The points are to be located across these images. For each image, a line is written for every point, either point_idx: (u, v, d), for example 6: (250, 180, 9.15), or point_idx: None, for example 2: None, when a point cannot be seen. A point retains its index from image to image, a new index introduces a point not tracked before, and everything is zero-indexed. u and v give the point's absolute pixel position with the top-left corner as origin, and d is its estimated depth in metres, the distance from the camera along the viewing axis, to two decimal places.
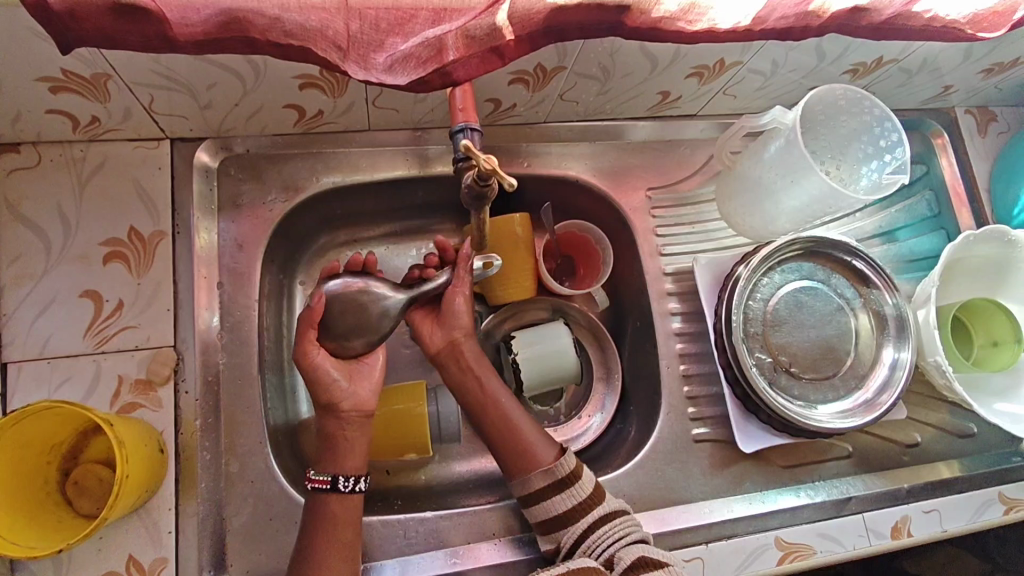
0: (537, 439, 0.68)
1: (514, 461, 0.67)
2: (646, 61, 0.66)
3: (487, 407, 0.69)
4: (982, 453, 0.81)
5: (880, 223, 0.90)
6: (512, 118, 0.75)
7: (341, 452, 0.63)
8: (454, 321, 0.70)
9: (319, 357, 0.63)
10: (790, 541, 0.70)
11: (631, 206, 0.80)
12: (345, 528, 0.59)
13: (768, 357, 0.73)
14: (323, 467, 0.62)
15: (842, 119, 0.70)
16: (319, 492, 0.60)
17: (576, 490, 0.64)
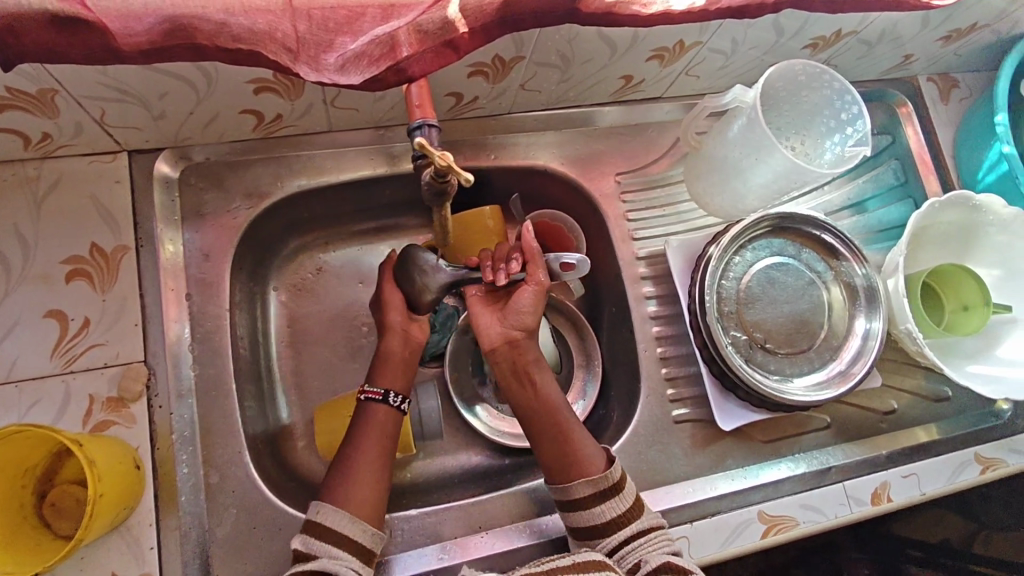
0: (586, 446, 0.65)
1: (558, 465, 0.65)
2: (605, 46, 0.66)
3: (539, 412, 0.68)
4: (958, 416, 0.82)
5: (848, 195, 0.90)
6: (475, 111, 0.75)
7: (394, 368, 0.69)
8: (520, 317, 0.69)
9: (393, 296, 0.71)
10: (773, 514, 0.72)
11: (600, 192, 0.80)
12: (386, 437, 0.65)
13: (744, 334, 0.74)
14: (375, 381, 0.68)
15: (803, 94, 0.70)
16: (370, 401, 0.66)
17: (619, 500, 0.62)
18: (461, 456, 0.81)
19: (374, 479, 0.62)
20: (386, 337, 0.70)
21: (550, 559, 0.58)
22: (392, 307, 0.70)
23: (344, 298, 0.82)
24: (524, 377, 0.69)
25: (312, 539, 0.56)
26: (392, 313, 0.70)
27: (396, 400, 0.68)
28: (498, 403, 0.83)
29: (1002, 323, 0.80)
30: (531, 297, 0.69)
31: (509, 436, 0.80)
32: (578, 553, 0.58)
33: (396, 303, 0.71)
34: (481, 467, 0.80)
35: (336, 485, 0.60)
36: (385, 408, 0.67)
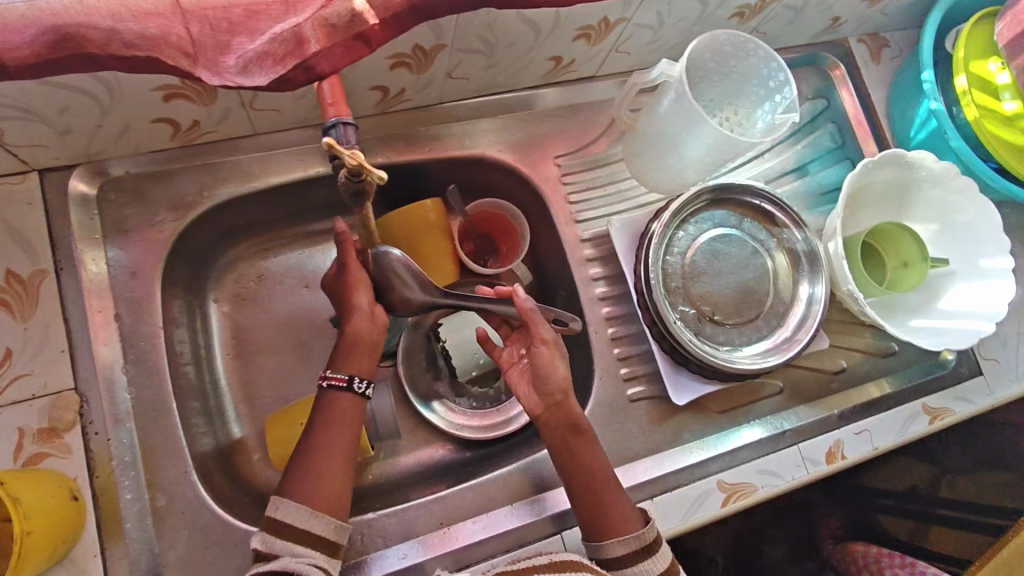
0: (623, 505, 0.63)
1: (590, 519, 0.63)
2: (527, 28, 0.65)
3: (579, 468, 0.65)
4: (905, 369, 0.85)
5: (788, 161, 0.91)
6: (405, 103, 0.73)
7: (362, 352, 0.64)
8: (548, 381, 0.66)
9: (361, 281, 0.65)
10: (732, 482, 0.73)
11: (541, 177, 0.80)
12: (350, 424, 0.61)
13: (691, 309, 0.74)
14: (339, 365, 0.63)
15: (732, 64, 0.70)
16: (334, 388, 0.62)
17: (654, 562, 0.61)
18: (422, 453, 0.80)
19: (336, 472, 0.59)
20: (355, 319, 0.64)
21: (530, 558, 0.60)
22: (359, 288, 0.65)
23: (290, 304, 0.80)
24: (566, 432, 0.66)
25: (273, 539, 0.54)
26: (357, 297, 0.64)
27: (362, 386, 0.63)
28: (454, 397, 0.82)
29: (941, 276, 0.82)
30: (550, 356, 0.67)
31: (469, 429, 0.80)
32: (557, 553, 0.60)
33: (361, 288, 0.65)
34: (442, 462, 0.80)
35: (293, 481, 0.57)
36: (350, 395, 0.62)
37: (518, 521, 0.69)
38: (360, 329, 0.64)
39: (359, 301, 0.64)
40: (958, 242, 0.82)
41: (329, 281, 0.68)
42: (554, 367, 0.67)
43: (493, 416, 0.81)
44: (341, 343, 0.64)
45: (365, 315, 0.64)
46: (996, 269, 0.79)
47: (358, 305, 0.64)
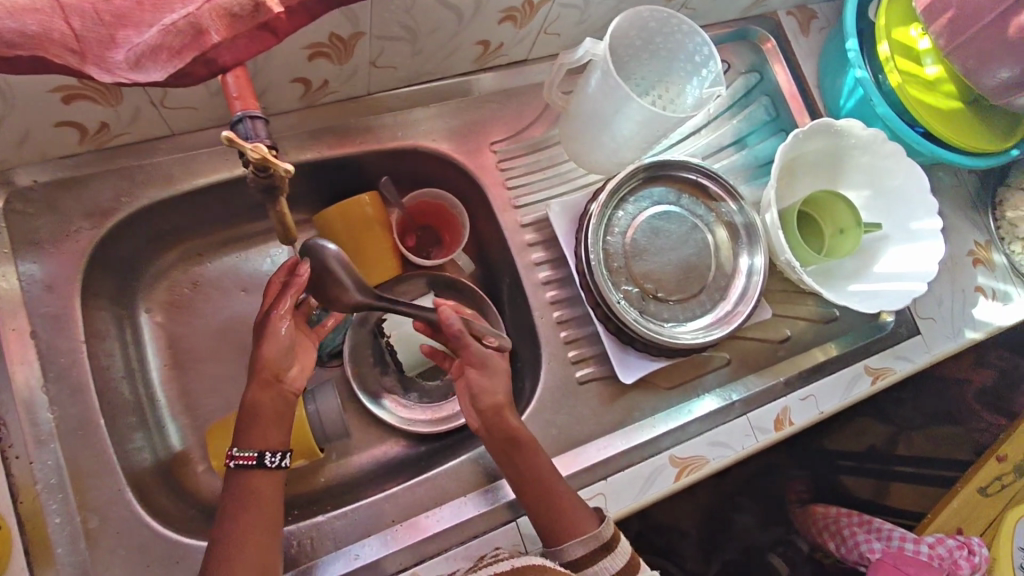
0: (574, 503, 0.63)
1: (548, 525, 0.62)
2: (448, 12, 0.64)
3: (531, 478, 0.64)
4: (846, 333, 0.87)
5: (727, 135, 0.92)
6: (331, 95, 0.71)
7: (267, 427, 0.60)
8: (484, 396, 0.67)
9: (279, 329, 0.62)
10: (683, 456, 0.73)
11: (477, 164, 0.78)
12: (266, 503, 0.58)
13: (634, 287, 0.74)
14: (245, 443, 0.59)
15: (658, 41, 0.70)
16: (242, 467, 0.58)
17: (613, 560, 0.60)
18: (375, 450, 0.79)
19: (256, 551, 0.55)
20: (257, 391, 0.60)
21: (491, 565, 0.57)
22: (270, 341, 0.61)
23: (227, 310, 0.77)
24: (513, 445, 0.65)
25: None
26: (270, 353, 0.61)
27: (275, 458, 0.59)
28: (406, 392, 0.81)
29: (876, 241, 0.84)
30: (489, 372, 0.68)
31: (422, 424, 0.79)
32: (519, 557, 0.57)
33: (275, 344, 0.61)
34: (396, 459, 0.79)
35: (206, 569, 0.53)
36: (262, 470, 0.58)
37: (472, 512, 0.68)
38: (265, 400, 0.60)
39: (268, 365, 0.61)
40: (889, 207, 0.84)
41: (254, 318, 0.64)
42: (496, 384, 0.68)
43: (443, 408, 0.80)
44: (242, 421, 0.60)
45: (271, 383, 0.61)
46: (925, 230, 0.81)
47: (267, 368, 0.61)
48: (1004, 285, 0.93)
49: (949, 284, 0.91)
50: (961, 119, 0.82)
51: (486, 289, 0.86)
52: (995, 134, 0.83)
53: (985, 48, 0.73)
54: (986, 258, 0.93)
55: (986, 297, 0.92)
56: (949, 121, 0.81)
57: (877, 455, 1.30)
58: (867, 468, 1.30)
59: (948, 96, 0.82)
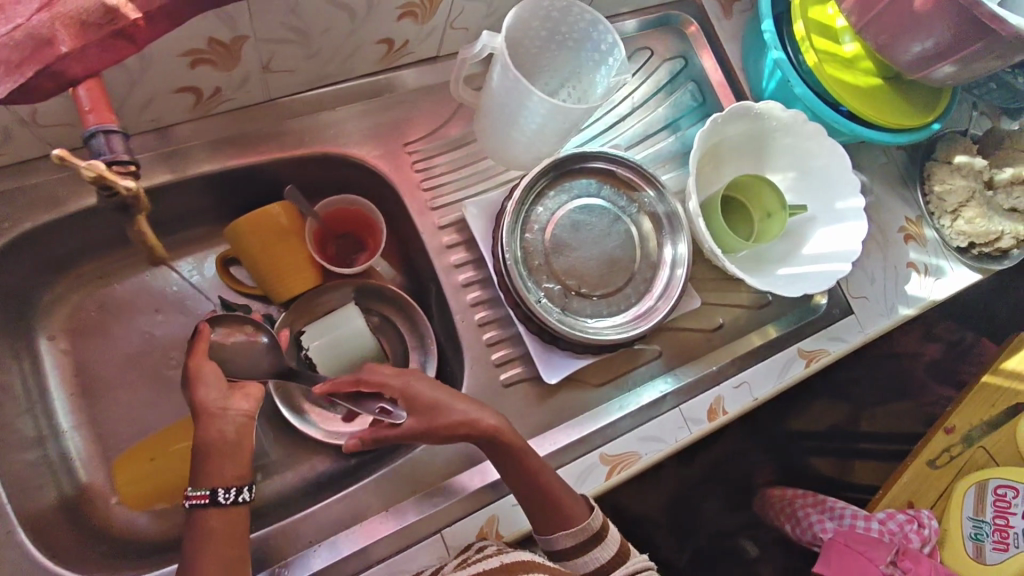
0: (573, 504, 0.65)
1: (539, 521, 0.65)
2: (338, 11, 0.61)
3: (527, 482, 0.64)
4: (782, 316, 0.86)
5: (660, 117, 0.89)
6: (227, 103, 0.68)
7: (219, 462, 0.56)
8: (444, 413, 0.63)
9: (207, 369, 0.58)
10: (615, 453, 0.73)
11: (390, 167, 0.76)
12: (227, 542, 0.55)
13: (556, 284, 0.73)
14: (199, 481, 0.55)
15: (563, 31, 0.68)
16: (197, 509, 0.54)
17: (603, 548, 0.66)
18: (303, 467, 0.78)
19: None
20: (203, 426, 0.56)
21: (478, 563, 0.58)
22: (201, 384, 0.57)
23: (137, 332, 0.74)
24: (507, 452, 0.64)
25: None
26: (204, 395, 0.57)
27: (230, 494, 0.56)
28: (333, 406, 0.79)
29: (803, 223, 0.83)
30: (432, 391, 0.64)
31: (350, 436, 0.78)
32: (507, 553, 0.60)
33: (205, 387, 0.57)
34: (326, 473, 0.77)
35: None
36: (217, 509, 0.55)
37: (393, 526, 0.67)
38: (212, 436, 0.56)
39: (203, 407, 0.56)
40: (814, 189, 0.83)
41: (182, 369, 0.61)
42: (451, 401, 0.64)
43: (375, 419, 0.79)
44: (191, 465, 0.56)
45: (218, 416, 0.57)
46: (850, 210, 0.81)
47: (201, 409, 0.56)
48: (937, 260, 0.93)
49: (881, 261, 0.91)
50: (882, 95, 0.81)
51: (412, 294, 0.84)
52: (915, 109, 0.82)
53: (893, 23, 0.72)
54: (917, 233, 0.93)
55: (919, 273, 0.92)
56: (868, 98, 0.80)
57: (840, 433, 1.32)
58: (828, 446, 1.32)
59: (866, 72, 0.81)
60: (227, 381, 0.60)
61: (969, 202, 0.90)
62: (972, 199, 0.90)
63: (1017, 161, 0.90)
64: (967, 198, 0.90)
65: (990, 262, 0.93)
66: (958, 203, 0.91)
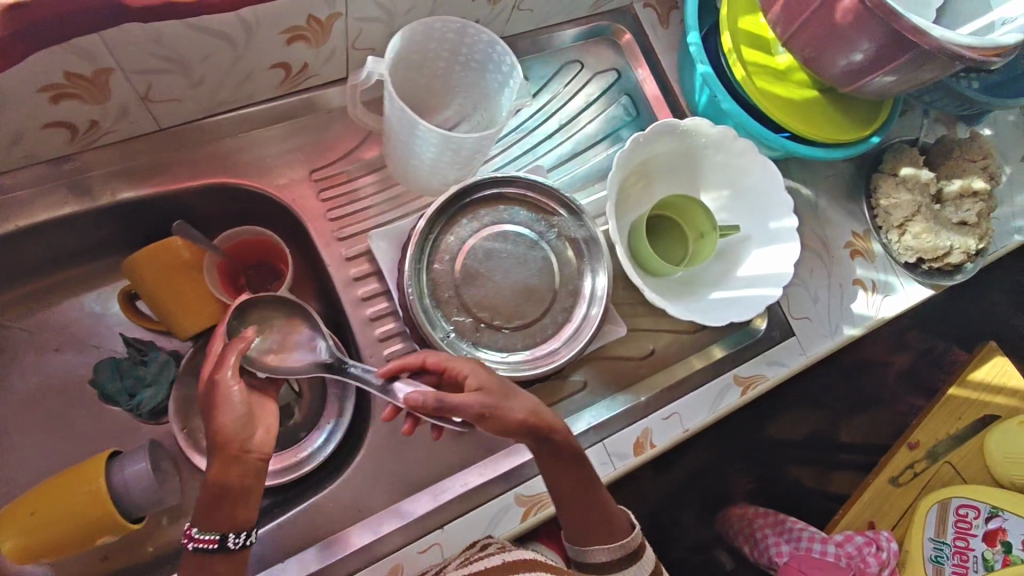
0: (615, 516, 0.67)
1: (580, 531, 0.66)
2: (214, 40, 0.58)
3: (574, 489, 0.65)
4: (727, 335, 0.84)
5: (591, 135, 0.85)
6: (111, 136, 0.65)
7: (232, 507, 0.53)
8: (504, 421, 0.58)
9: (231, 394, 0.53)
10: (530, 494, 0.70)
11: (294, 199, 0.73)
12: None
13: (467, 316, 0.69)
14: (206, 523, 0.52)
15: (462, 53, 0.64)
16: (201, 552, 0.52)
17: (638, 568, 0.66)
18: None
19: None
20: (220, 469, 0.51)
21: (483, 559, 0.60)
22: (224, 412, 0.53)
23: (36, 374, 0.72)
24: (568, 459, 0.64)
25: None
26: (224, 424, 0.53)
27: (238, 538, 0.53)
28: None
29: (737, 243, 0.79)
30: (492, 389, 0.59)
31: None
32: (509, 552, 0.61)
33: (226, 416, 0.53)
34: None
35: None
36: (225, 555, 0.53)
37: (293, 574, 0.65)
38: (233, 479, 0.52)
39: (228, 439, 0.52)
40: (748, 207, 0.80)
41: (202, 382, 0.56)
42: (511, 400, 0.59)
43: (286, 459, 0.75)
44: (205, 501, 0.52)
45: (238, 459, 0.52)
46: (783, 230, 0.77)
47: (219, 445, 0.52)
48: (886, 276, 0.89)
49: (825, 279, 0.87)
50: (817, 107, 0.77)
51: None
52: (853, 123, 0.78)
53: (818, 35, 0.67)
54: (865, 248, 0.89)
55: (866, 290, 0.87)
56: (802, 113, 0.76)
57: (816, 442, 1.28)
58: (804, 455, 1.27)
59: (800, 84, 0.77)
60: (249, 407, 0.55)
61: (916, 217, 0.86)
62: (918, 214, 0.86)
63: (966, 171, 0.86)
64: (914, 213, 0.86)
65: (942, 277, 0.89)
66: (905, 217, 0.86)
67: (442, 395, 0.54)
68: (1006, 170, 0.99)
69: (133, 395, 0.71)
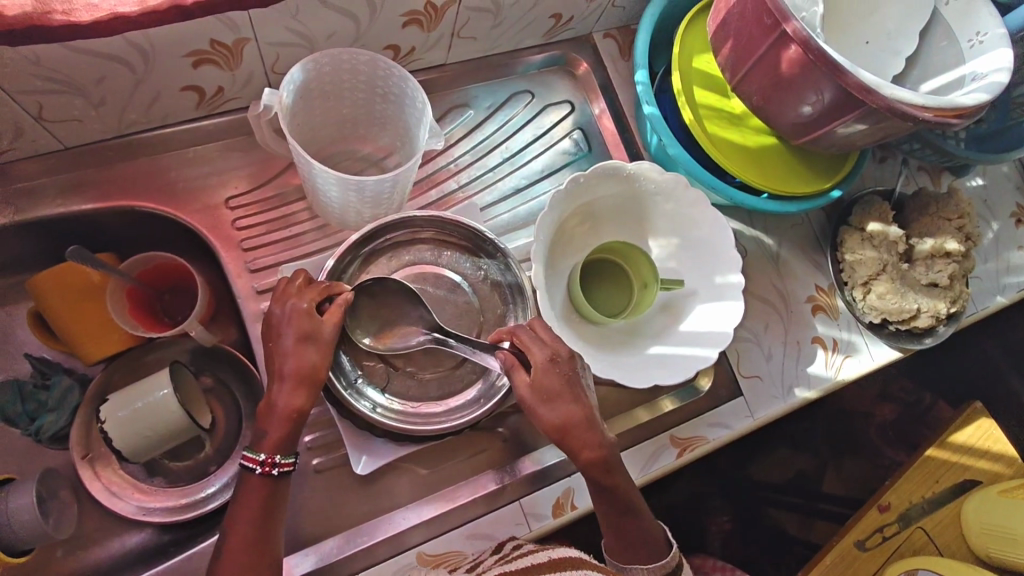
0: (654, 534, 0.63)
1: (620, 544, 0.62)
2: (107, 62, 0.55)
3: (616, 509, 0.62)
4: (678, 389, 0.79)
5: (538, 171, 0.81)
6: (12, 154, 0.62)
7: (284, 426, 0.58)
8: (555, 410, 0.59)
9: (283, 343, 0.58)
10: (436, 553, 0.66)
11: (209, 225, 0.70)
12: (264, 532, 0.56)
13: (377, 361, 0.67)
14: (288, 449, 0.58)
15: (379, 85, 0.61)
16: (285, 475, 0.58)
17: None
18: (111, 544, 0.71)
19: (246, 574, 0.55)
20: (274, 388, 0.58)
21: (527, 557, 0.58)
22: (283, 354, 0.57)
23: None
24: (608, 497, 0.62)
25: None
26: (288, 364, 0.58)
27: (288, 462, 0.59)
28: (155, 477, 0.72)
29: (682, 297, 0.74)
30: (547, 386, 0.59)
31: (159, 513, 0.70)
32: (554, 550, 0.59)
33: (319, 351, 0.58)
34: (136, 553, 0.71)
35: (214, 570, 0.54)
36: (239, 517, 0.56)
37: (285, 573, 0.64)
38: (282, 400, 0.58)
39: (280, 373, 0.58)
40: (695, 258, 0.74)
41: (269, 323, 0.59)
42: (551, 404, 0.59)
43: (183, 496, 0.71)
44: (287, 426, 0.58)
45: (278, 380, 0.58)
46: (728, 286, 0.72)
47: (297, 378, 0.58)
48: (849, 335, 0.82)
49: (780, 336, 0.81)
50: (776, 157, 0.73)
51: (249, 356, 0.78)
52: (811, 175, 0.74)
53: (763, 84, 0.64)
54: (829, 304, 0.83)
55: (826, 349, 0.81)
56: (757, 164, 0.72)
57: (802, 486, 1.14)
58: (789, 500, 1.14)
59: (757, 131, 0.74)
60: (296, 354, 0.58)
61: (880, 276, 0.80)
62: (882, 273, 0.80)
63: (941, 230, 0.80)
64: (878, 271, 0.80)
65: (910, 341, 0.82)
66: (868, 277, 0.80)
67: (514, 368, 0.60)
68: (993, 226, 0.92)
69: (33, 418, 0.69)
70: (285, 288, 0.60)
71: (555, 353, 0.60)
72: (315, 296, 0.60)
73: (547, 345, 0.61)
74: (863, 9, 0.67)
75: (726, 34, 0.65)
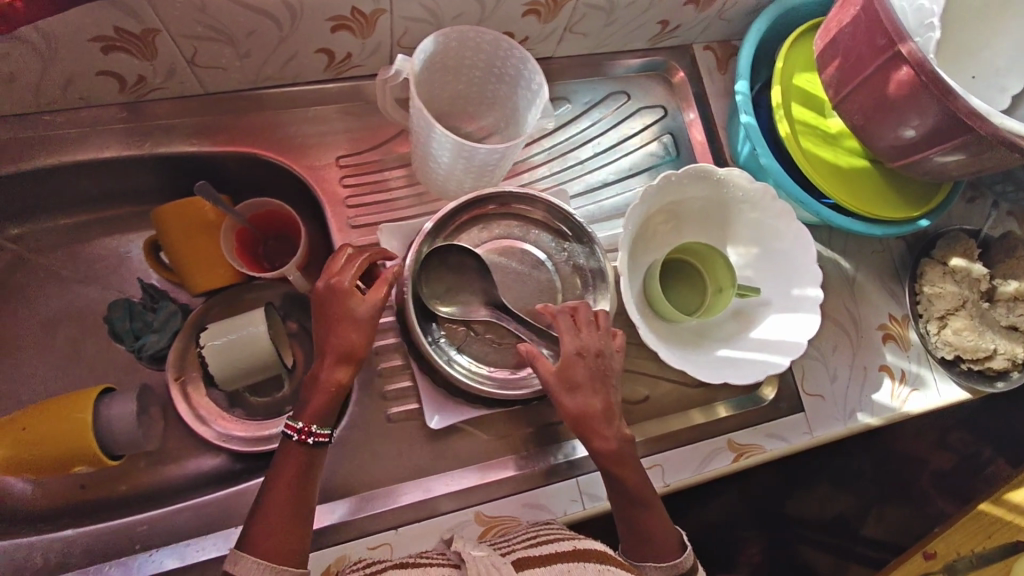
0: (666, 535, 0.64)
1: (636, 541, 0.64)
2: (259, 17, 0.61)
3: None
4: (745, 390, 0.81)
5: (627, 168, 0.83)
6: (160, 91, 0.69)
7: (317, 398, 0.60)
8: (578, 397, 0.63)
9: (333, 316, 0.61)
10: (493, 515, 0.69)
11: (318, 179, 0.75)
12: (300, 493, 0.58)
13: (459, 325, 0.70)
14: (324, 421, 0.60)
15: (497, 64, 0.66)
16: (320, 446, 0.60)
17: None
18: (187, 464, 0.76)
19: (284, 530, 0.56)
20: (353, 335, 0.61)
21: (553, 543, 0.56)
22: (333, 326, 0.61)
23: (61, 301, 0.77)
24: None
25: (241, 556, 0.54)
26: (339, 337, 0.61)
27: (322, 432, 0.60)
28: (236, 407, 0.77)
29: (755, 306, 0.76)
30: (568, 373, 0.63)
31: (238, 442, 0.75)
32: (578, 540, 0.57)
33: None
34: (208, 475, 0.76)
35: (249, 530, 0.55)
36: (273, 482, 0.58)
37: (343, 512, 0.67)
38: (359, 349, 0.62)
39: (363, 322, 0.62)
40: (773, 270, 0.76)
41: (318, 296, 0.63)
42: (573, 393, 0.63)
43: (264, 428, 0.76)
44: (327, 398, 0.60)
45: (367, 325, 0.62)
46: (805, 298, 0.73)
47: (354, 347, 0.61)
48: (918, 368, 0.82)
49: (848, 359, 0.81)
50: (866, 180, 0.74)
51: None
52: (899, 201, 0.74)
53: (867, 104, 0.66)
54: (900, 334, 0.83)
55: (894, 379, 0.81)
56: (846, 183, 0.74)
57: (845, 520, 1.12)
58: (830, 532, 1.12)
59: (852, 153, 0.75)
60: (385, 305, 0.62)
61: (959, 311, 0.81)
62: (962, 308, 0.81)
63: None
64: (957, 306, 0.80)
65: (982, 383, 0.81)
66: (947, 310, 0.81)
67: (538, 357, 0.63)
68: None
69: (138, 337, 0.75)
70: (332, 265, 0.64)
71: (584, 346, 0.64)
72: (357, 273, 0.63)
73: (579, 338, 0.64)
74: (974, 42, 0.68)
75: (834, 53, 0.67)
